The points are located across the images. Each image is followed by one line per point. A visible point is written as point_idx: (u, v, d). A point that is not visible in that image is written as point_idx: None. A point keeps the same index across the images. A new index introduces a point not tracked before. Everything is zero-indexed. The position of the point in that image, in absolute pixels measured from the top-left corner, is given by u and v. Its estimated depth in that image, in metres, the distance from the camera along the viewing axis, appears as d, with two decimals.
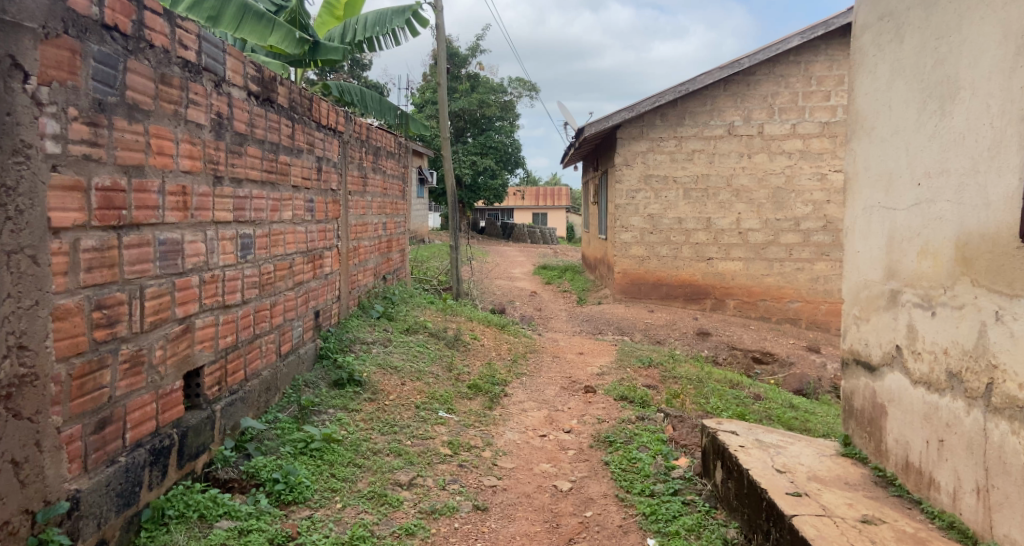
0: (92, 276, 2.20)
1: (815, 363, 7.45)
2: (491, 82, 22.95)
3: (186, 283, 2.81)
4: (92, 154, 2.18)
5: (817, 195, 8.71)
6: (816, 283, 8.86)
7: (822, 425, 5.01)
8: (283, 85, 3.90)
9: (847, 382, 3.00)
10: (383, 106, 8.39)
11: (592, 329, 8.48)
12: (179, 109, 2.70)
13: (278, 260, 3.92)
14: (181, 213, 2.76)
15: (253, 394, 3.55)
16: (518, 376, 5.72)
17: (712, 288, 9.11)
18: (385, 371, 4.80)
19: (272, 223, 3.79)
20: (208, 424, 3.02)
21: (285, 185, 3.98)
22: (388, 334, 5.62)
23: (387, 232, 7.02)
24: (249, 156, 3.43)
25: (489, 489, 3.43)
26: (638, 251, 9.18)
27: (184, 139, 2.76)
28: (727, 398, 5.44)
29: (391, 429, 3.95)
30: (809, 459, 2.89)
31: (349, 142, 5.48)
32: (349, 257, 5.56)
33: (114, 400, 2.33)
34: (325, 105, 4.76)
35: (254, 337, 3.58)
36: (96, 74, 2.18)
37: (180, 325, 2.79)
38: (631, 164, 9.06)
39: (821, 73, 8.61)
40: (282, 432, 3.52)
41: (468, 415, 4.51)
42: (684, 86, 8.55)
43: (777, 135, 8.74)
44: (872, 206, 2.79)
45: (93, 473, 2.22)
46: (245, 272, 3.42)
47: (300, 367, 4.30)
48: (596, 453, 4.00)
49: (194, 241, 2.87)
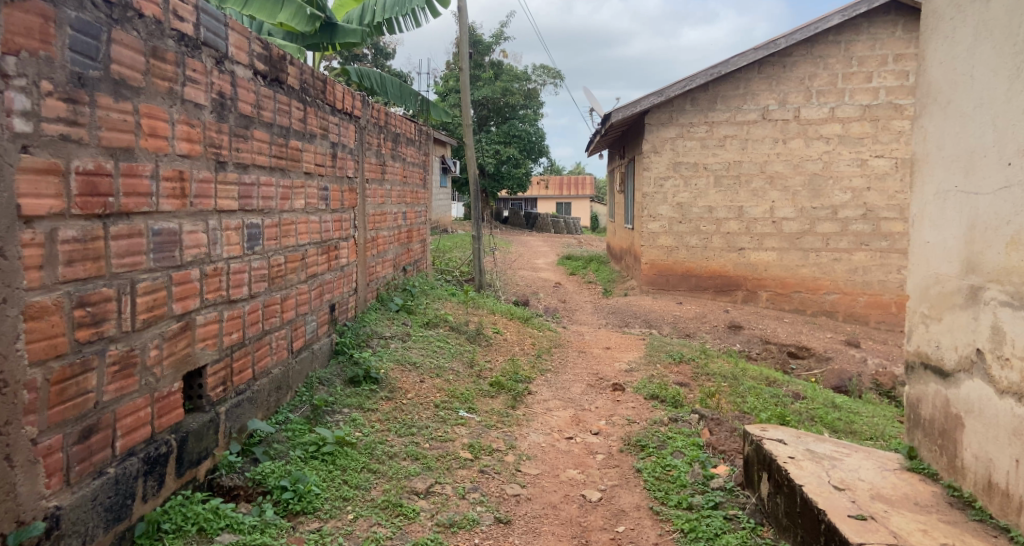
0: (72, 270, 1.98)
1: (855, 358, 7.08)
2: (515, 70, 22.58)
3: (185, 277, 2.59)
4: (71, 134, 1.96)
5: (857, 181, 8.30)
6: (854, 274, 8.45)
7: (868, 428, 4.68)
8: (293, 65, 3.66)
9: (914, 388, 2.72)
10: (403, 92, 8.18)
11: (618, 322, 8.19)
12: (174, 87, 2.47)
13: (290, 252, 3.71)
14: (179, 201, 2.54)
15: (263, 393, 3.35)
16: (542, 373, 5.46)
17: (744, 280, 8.75)
18: (403, 367, 4.58)
19: (283, 212, 3.57)
20: (211, 428, 2.81)
21: (296, 171, 3.76)
22: (406, 328, 5.39)
23: (407, 222, 6.80)
24: (256, 140, 3.20)
25: (513, 499, 3.19)
26: (666, 241, 8.85)
27: (180, 120, 2.53)
28: (765, 398, 5.12)
29: (408, 430, 3.72)
30: (869, 475, 2.59)
31: (366, 128, 5.24)
32: (366, 248, 5.35)
33: (102, 406, 2.12)
34: (340, 88, 4.53)
35: (263, 333, 3.36)
36: (74, 44, 1.96)
37: (180, 322, 2.58)
38: (659, 151, 8.71)
39: (862, 53, 8.16)
40: (293, 434, 3.31)
41: (490, 415, 4.27)
42: (716, 69, 8.18)
43: (815, 119, 8.32)
44: (948, 191, 2.52)
45: (77, 488, 2.01)
46: (253, 265, 3.20)
47: (314, 363, 4.09)
48: (627, 459, 3.73)
49: (193, 232, 2.65)
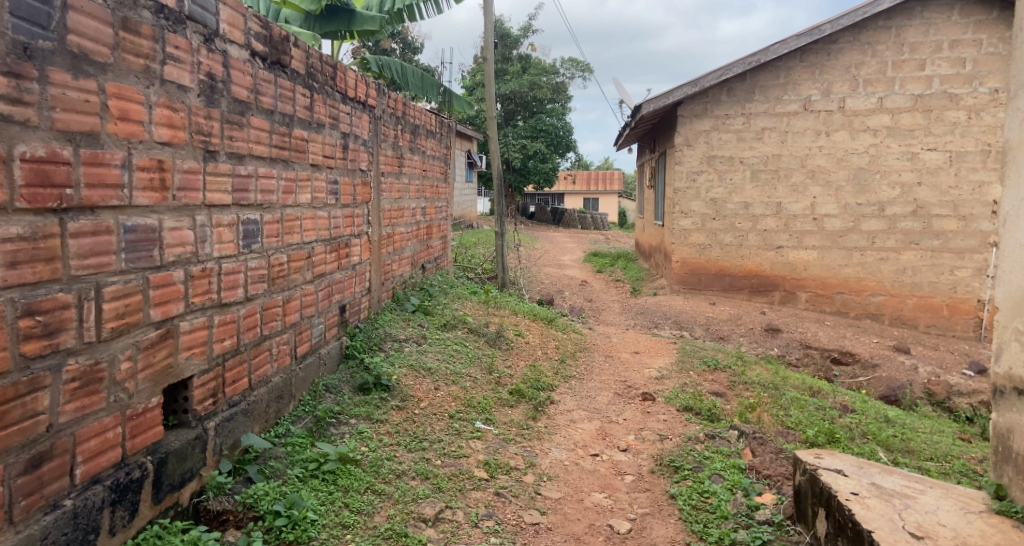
0: (18, 274, 1.74)
1: (904, 365, 6.61)
2: (543, 63, 22.13)
3: (166, 279, 2.30)
4: (13, 115, 1.72)
5: (906, 176, 7.78)
6: (901, 275, 7.93)
7: (928, 447, 4.28)
8: (298, 47, 3.37)
9: (1003, 417, 2.48)
10: (425, 82, 7.85)
11: (647, 323, 7.82)
12: (151, 66, 2.19)
13: (294, 250, 3.42)
14: (159, 195, 2.26)
15: (261, 404, 3.06)
16: (566, 380, 5.13)
17: (782, 280, 8.30)
18: (417, 373, 4.29)
19: (285, 207, 3.29)
20: (198, 446, 2.52)
21: (301, 163, 3.47)
22: (423, 331, 5.09)
23: (428, 218, 6.52)
24: (253, 128, 2.92)
25: (531, 529, 2.88)
26: (699, 238, 8.45)
27: (160, 103, 2.25)
28: (810, 411, 4.72)
29: (419, 445, 3.42)
30: (950, 518, 2.31)
31: (382, 118, 4.94)
32: (381, 245, 5.06)
33: (57, 429, 1.87)
34: (352, 74, 4.23)
35: (261, 339, 3.08)
36: (17, 9, 1.71)
37: (161, 329, 2.29)
38: (692, 144, 8.32)
39: (915, 40, 7.64)
40: (293, 450, 3.02)
41: (509, 428, 3.95)
42: (755, 57, 7.73)
43: (861, 110, 7.84)
44: None
45: (23, 526, 1.76)
46: (249, 264, 2.92)
47: (321, 369, 3.81)
48: (659, 482, 3.39)
49: (177, 228, 2.37)
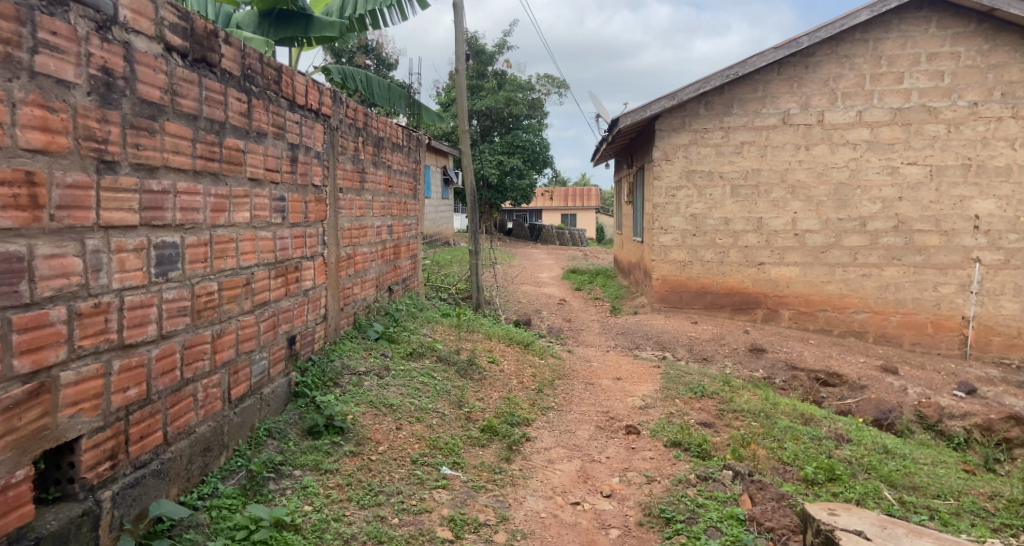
0: None
1: (894, 386, 6.27)
2: (518, 80, 21.89)
3: (39, 320, 1.90)
4: None
5: (887, 191, 7.53)
6: (886, 292, 7.64)
7: (933, 483, 3.92)
8: (231, 44, 2.95)
9: None
10: (392, 94, 7.44)
11: (628, 344, 7.44)
12: (14, 53, 1.82)
13: (227, 277, 2.96)
14: (28, 215, 1.88)
15: (181, 461, 2.58)
16: (544, 412, 4.70)
17: (764, 297, 7.98)
18: (377, 411, 3.83)
19: (215, 227, 2.83)
20: (85, 522, 2.07)
21: (236, 177, 3.03)
22: (386, 361, 4.63)
23: (394, 237, 6.06)
24: (169, 135, 2.48)
25: None
26: (679, 255, 8.12)
27: (30, 101, 1.87)
28: (805, 443, 4.32)
29: (374, 499, 2.97)
30: None
31: (339, 129, 4.50)
32: (339, 267, 4.62)
33: None
34: (302, 80, 3.80)
35: (182, 384, 2.60)
36: None
37: (31, 384, 1.89)
38: (671, 158, 8.01)
39: (892, 52, 7.43)
40: (219, 516, 2.56)
41: (478, 473, 3.49)
42: (733, 70, 7.46)
43: (840, 123, 7.59)
44: None
45: None
46: (165, 295, 2.46)
47: (263, 412, 3.35)
48: (648, 539, 2.97)
49: (60, 257, 1.98)
